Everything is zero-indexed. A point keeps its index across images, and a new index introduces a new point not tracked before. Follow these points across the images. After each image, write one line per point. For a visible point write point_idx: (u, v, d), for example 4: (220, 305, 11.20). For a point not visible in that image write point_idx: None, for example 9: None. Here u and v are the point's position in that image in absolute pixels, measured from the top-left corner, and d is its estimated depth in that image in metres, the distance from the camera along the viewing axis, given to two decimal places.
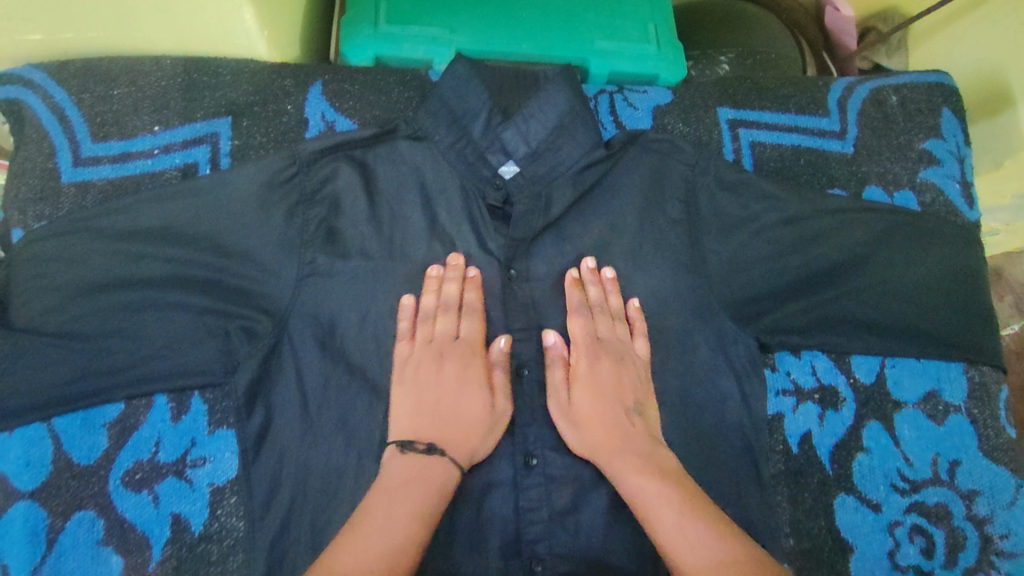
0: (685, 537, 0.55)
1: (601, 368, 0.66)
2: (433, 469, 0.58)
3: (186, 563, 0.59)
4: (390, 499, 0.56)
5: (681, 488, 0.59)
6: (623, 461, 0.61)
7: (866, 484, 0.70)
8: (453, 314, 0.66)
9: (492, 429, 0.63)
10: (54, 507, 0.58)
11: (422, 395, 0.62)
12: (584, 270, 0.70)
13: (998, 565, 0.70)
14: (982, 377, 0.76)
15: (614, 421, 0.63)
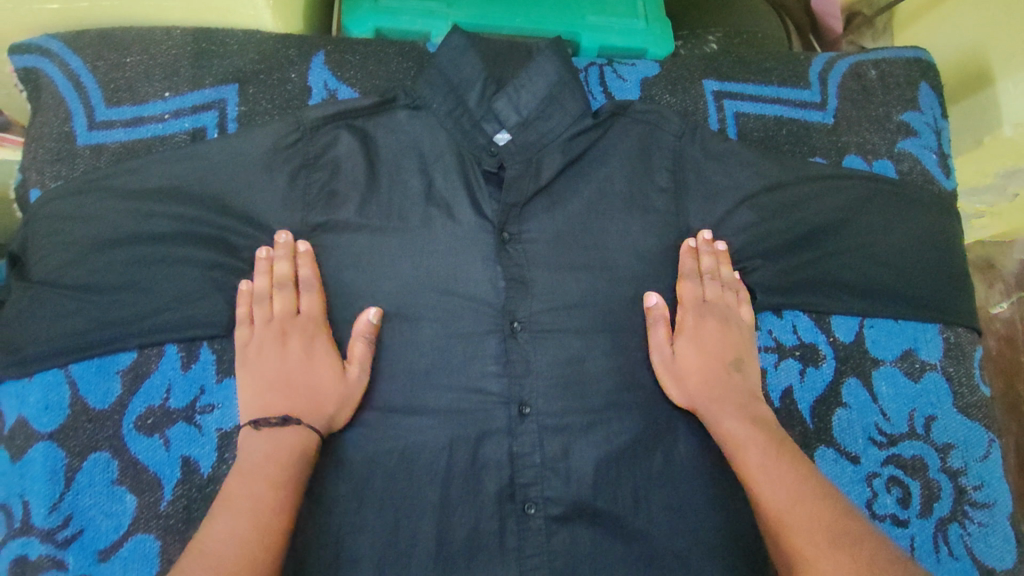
0: (770, 474, 0.61)
1: (705, 329, 0.72)
2: (292, 438, 0.60)
3: (195, 503, 0.62)
4: (247, 476, 0.58)
5: (772, 441, 0.65)
6: (722, 408, 0.67)
7: (845, 437, 0.73)
8: (291, 291, 0.66)
9: (347, 399, 0.64)
10: (70, 448, 0.62)
11: (267, 374, 0.64)
12: (700, 239, 0.74)
13: (972, 515, 0.73)
14: (958, 337, 0.79)
15: (716, 374, 0.70)
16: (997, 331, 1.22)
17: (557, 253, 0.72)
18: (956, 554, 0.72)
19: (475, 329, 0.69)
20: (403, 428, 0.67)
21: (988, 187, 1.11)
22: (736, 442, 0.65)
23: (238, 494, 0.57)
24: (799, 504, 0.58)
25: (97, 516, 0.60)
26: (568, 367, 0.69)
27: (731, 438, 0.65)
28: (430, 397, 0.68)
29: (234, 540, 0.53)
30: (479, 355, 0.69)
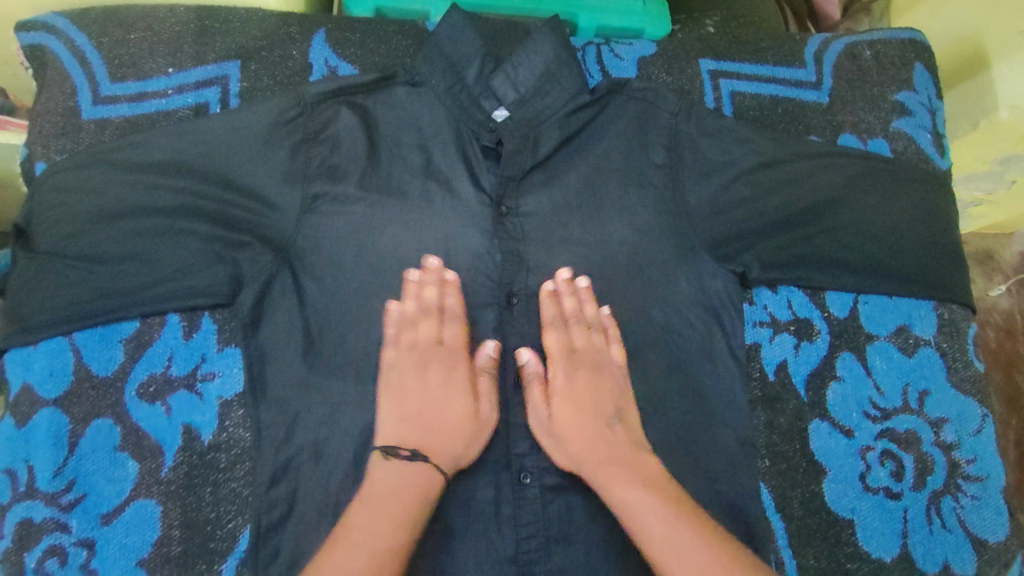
0: (677, 555, 0.56)
1: (575, 383, 0.67)
2: (417, 476, 0.60)
3: (196, 470, 0.63)
4: (375, 511, 0.57)
5: (666, 496, 0.60)
6: (609, 473, 0.62)
7: (839, 410, 0.74)
8: (436, 319, 0.67)
9: (478, 436, 0.65)
10: (74, 414, 0.63)
11: (406, 402, 0.64)
12: (558, 279, 0.70)
13: (965, 488, 0.73)
14: (952, 314, 0.79)
15: (597, 432, 0.65)
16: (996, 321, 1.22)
17: (552, 228, 0.73)
18: (950, 526, 0.72)
19: (473, 303, 0.71)
20: None
21: (985, 174, 1.13)
22: (629, 507, 0.60)
23: (359, 525, 0.56)
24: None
25: (100, 481, 0.61)
26: None
27: (621, 503, 0.61)
28: None
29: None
30: (477, 326, 0.71)
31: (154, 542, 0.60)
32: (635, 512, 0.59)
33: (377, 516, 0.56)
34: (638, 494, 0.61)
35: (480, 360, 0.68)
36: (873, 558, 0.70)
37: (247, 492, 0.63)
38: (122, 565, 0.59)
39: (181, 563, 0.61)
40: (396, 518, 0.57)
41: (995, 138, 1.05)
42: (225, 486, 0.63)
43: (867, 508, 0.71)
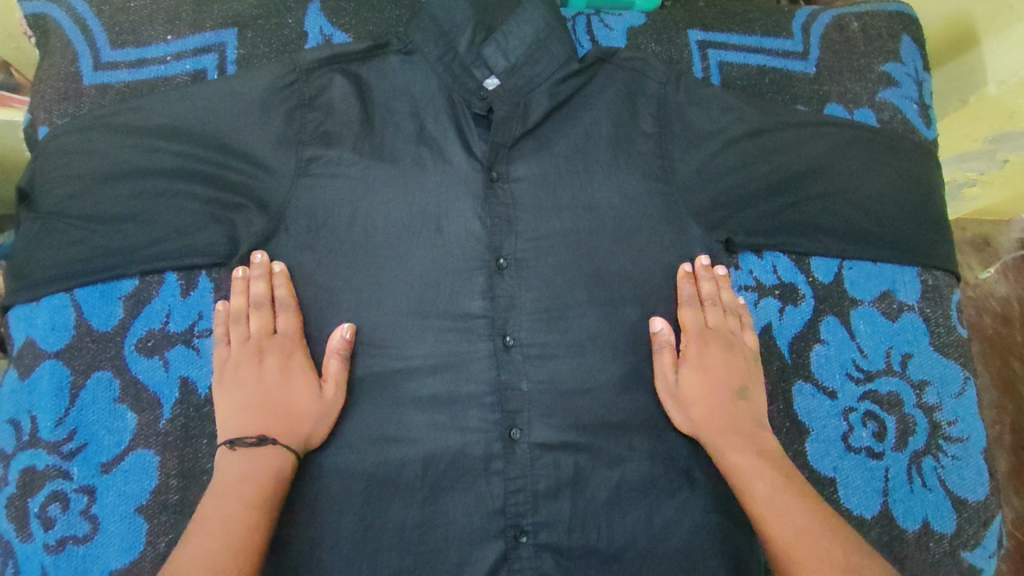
0: (777, 506, 0.62)
1: (708, 356, 0.72)
2: (267, 457, 0.61)
3: (192, 422, 0.65)
4: (225, 495, 0.59)
5: (778, 470, 0.66)
6: (728, 439, 0.67)
7: (822, 372, 0.75)
8: (265, 309, 0.67)
9: (324, 418, 0.65)
10: (75, 366, 0.65)
11: (244, 392, 0.64)
12: (698, 264, 0.75)
13: (946, 449, 0.75)
14: (936, 280, 0.81)
15: (722, 402, 0.69)
16: (992, 308, 1.25)
17: (541, 193, 0.74)
18: (930, 485, 0.74)
19: (463, 266, 0.71)
20: (393, 359, 0.69)
21: (977, 153, 1.12)
22: (741, 472, 0.65)
23: (216, 509, 0.58)
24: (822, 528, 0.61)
25: (101, 431, 0.63)
26: (552, 302, 0.72)
27: (735, 469, 0.66)
28: (418, 326, 0.70)
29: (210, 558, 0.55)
30: (466, 290, 0.71)
31: (153, 489, 0.62)
32: (749, 475, 0.65)
33: (223, 498, 0.58)
34: (756, 462, 0.66)
35: (333, 343, 0.68)
36: (854, 515, 0.72)
37: None
38: (122, 511, 0.61)
39: (178, 511, 0.62)
40: (247, 498, 0.58)
41: (986, 114, 1.06)
42: (220, 438, 0.65)
43: (848, 467, 0.73)
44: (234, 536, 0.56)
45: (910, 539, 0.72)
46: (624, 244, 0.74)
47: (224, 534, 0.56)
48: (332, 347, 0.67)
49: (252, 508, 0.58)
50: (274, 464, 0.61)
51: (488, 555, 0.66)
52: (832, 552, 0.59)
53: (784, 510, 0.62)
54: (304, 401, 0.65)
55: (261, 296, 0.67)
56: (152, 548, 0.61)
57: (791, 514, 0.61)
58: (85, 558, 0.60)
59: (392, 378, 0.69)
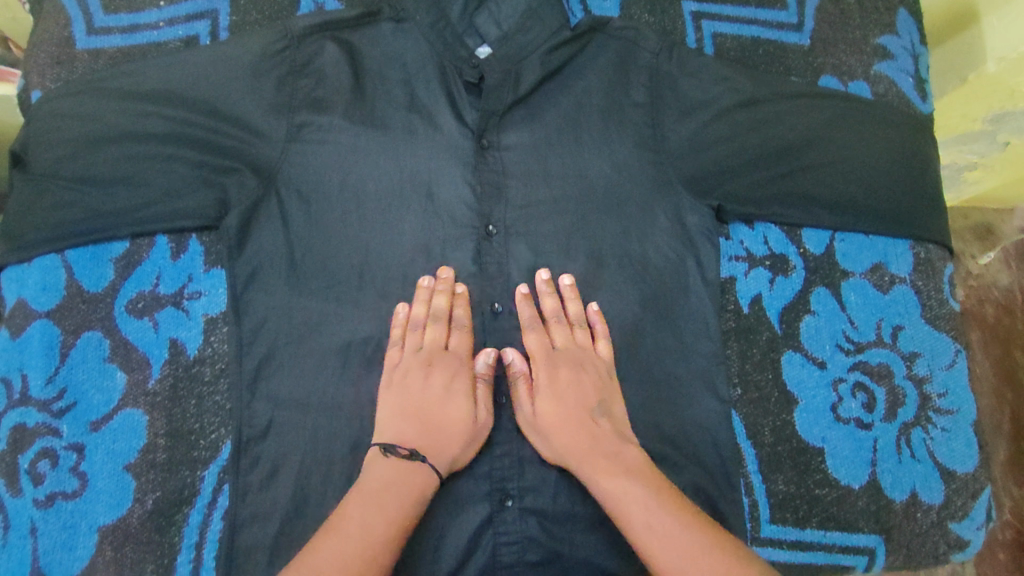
0: (653, 529, 0.58)
1: (559, 380, 0.68)
2: (415, 475, 0.62)
3: (181, 382, 0.65)
4: (368, 503, 0.59)
5: (645, 484, 0.62)
6: (591, 463, 0.63)
7: (812, 343, 0.75)
8: (443, 323, 0.68)
9: (469, 440, 0.65)
10: (66, 326, 0.65)
11: (405, 404, 0.65)
12: (538, 280, 0.71)
13: (935, 420, 0.75)
14: (928, 254, 0.80)
15: (582, 425, 0.66)
16: (994, 297, 1.25)
17: (532, 162, 0.74)
18: (919, 456, 0.73)
19: (453, 234, 0.72)
20: (381, 324, 0.69)
21: (980, 135, 1.10)
22: (613, 498, 0.62)
23: (354, 516, 0.59)
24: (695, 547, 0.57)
25: (90, 390, 0.64)
26: (540, 270, 0.72)
27: (608, 496, 0.62)
28: (407, 291, 0.70)
29: (343, 564, 0.55)
30: (455, 258, 0.72)
31: (141, 448, 0.63)
32: (620, 501, 0.61)
33: (369, 506, 0.59)
34: (621, 483, 0.62)
35: (480, 367, 0.68)
36: (842, 485, 0.72)
37: (229, 405, 0.65)
38: (111, 469, 0.62)
39: (166, 470, 0.63)
40: (390, 513, 0.59)
41: (986, 93, 1.05)
42: (208, 399, 0.65)
43: (837, 437, 0.73)
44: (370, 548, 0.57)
45: (897, 509, 0.72)
46: (613, 213, 0.74)
47: (357, 546, 0.57)
48: (479, 368, 0.68)
49: (391, 524, 0.59)
50: (419, 482, 0.62)
51: (474, 518, 0.66)
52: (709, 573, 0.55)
53: (655, 537, 0.58)
54: (467, 423, 0.65)
55: (442, 309, 0.68)
56: (140, 505, 0.62)
57: (661, 539, 0.58)
58: (73, 514, 0.60)
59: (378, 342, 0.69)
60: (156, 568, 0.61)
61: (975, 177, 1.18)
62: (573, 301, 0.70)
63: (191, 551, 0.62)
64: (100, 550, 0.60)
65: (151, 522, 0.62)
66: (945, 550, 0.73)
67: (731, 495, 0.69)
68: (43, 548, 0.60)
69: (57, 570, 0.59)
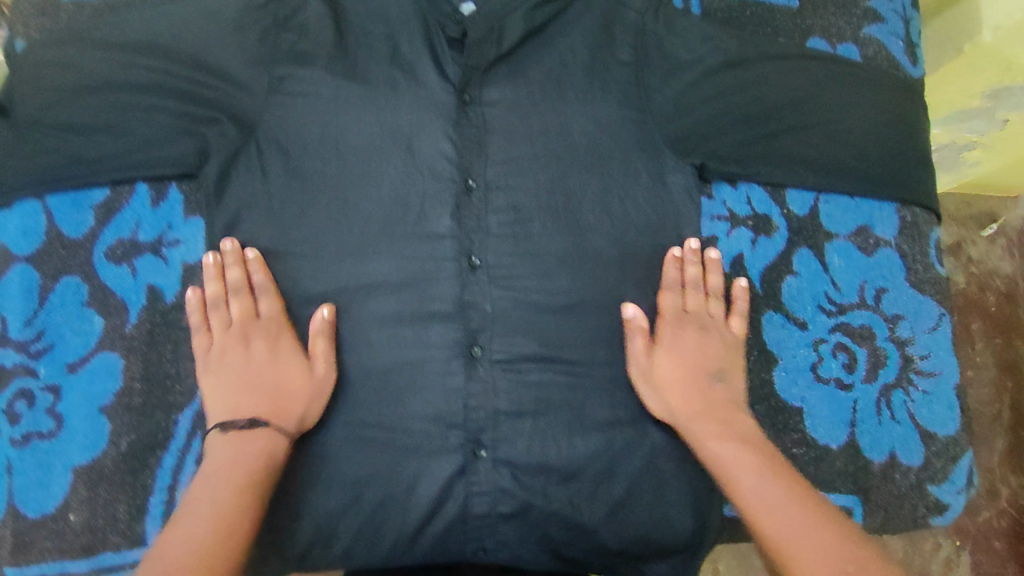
0: (765, 494, 0.60)
1: (680, 340, 0.71)
2: (258, 441, 0.61)
3: (158, 328, 0.66)
4: (216, 481, 0.58)
5: (763, 456, 0.63)
6: (705, 426, 0.66)
7: (793, 303, 0.75)
8: (246, 294, 0.67)
9: (312, 400, 0.65)
10: (45, 271, 0.66)
11: (240, 377, 0.64)
12: (687, 247, 0.73)
13: (917, 382, 0.74)
14: (914, 217, 0.80)
15: (698, 386, 0.69)
16: (995, 286, 1.30)
17: (514, 118, 0.74)
18: (899, 418, 0.73)
19: (433, 188, 0.72)
20: (357, 276, 0.69)
21: (977, 112, 1.12)
22: (722, 463, 0.63)
23: (202, 495, 0.57)
24: (805, 515, 0.58)
25: (68, 334, 0.64)
26: (518, 226, 0.72)
27: (717, 460, 0.64)
28: (384, 244, 0.70)
29: (193, 545, 0.54)
30: (434, 212, 0.71)
31: (116, 391, 0.63)
32: (728, 464, 0.63)
33: (213, 483, 0.58)
34: (739, 453, 0.64)
35: (317, 324, 0.67)
36: (820, 445, 0.71)
37: (205, 351, 0.66)
38: (86, 411, 0.62)
39: (141, 413, 0.63)
40: (235, 482, 0.58)
41: (983, 65, 1.04)
42: (185, 345, 0.66)
43: (816, 397, 0.72)
44: (220, 520, 0.55)
45: (875, 470, 0.71)
46: (595, 172, 0.74)
47: (214, 521, 0.55)
48: (313, 327, 0.67)
49: (238, 492, 0.58)
50: (263, 448, 0.61)
51: (446, 469, 0.66)
52: (818, 537, 0.56)
53: (762, 500, 0.59)
54: (297, 385, 0.65)
55: (257, 280, 0.66)
56: (114, 447, 0.62)
57: (768, 502, 0.59)
58: (48, 454, 0.61)
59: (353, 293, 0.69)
60: (128, 509, 0.61)
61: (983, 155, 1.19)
62: (715, 271, 0.73)
63: (164, 493, 0.62)
64: (75, 489, 0.61)
65: (124, 464, 0.62)
66: (923, 513, 0.72)
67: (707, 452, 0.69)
68: (18, 484, 0.60)
69: (32, 507, 0.60)
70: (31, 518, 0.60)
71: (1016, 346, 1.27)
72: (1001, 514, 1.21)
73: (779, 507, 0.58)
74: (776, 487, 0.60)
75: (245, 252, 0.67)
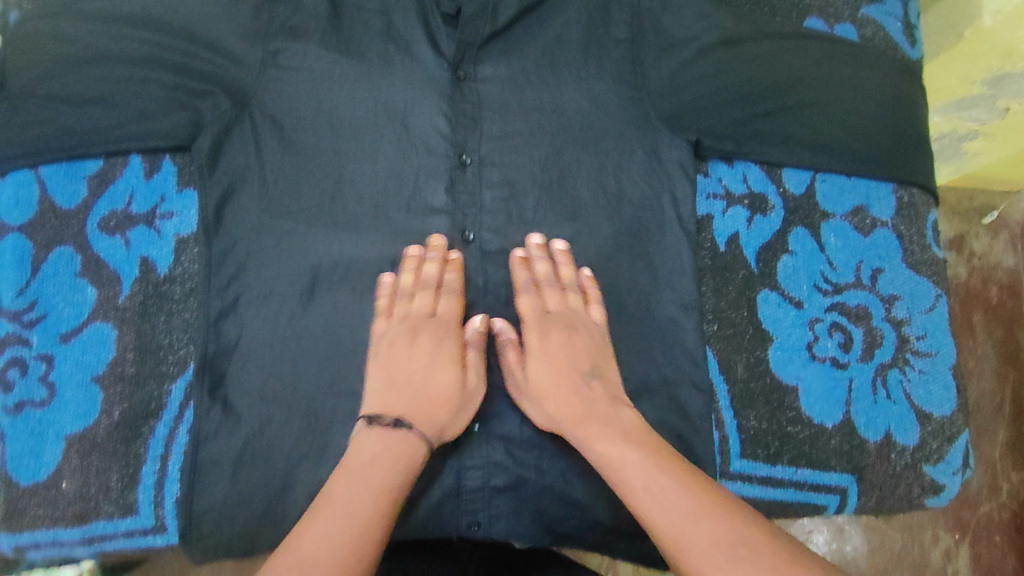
0: (655, 490, 0.56)
1: (542, 348, 0.66)
2: (403, 443, 0.60)
3: (151, 299, 0.66)
4: (355, 479, 0.57)
5: (644, 446, 0.60)
6: (588, 428, 0.62)
7: (789, 282, 0.74)
8: (431, 292, 0.67)
9: (461, 411, 0.64)
10: (38, 241, 0.65)
11: (392, 374, 0.64)
12: (529, 244, 0.70)
13: (913, 363, 0.74)
14: (911, 198, 0.79)
15: (575, 389, 0.64)
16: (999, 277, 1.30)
17: (508, 94, 0.74)
18: (895, 398, 0.72)
19: (427, 164, 0.71)
20: (350, 250, 0.69)
21: (977, 101, 1.11)
22: (610, 463, 0.59)
23: (343, 494, 0.56)
24: (696, 505, 0.54)
25: (61, 303, 0.64)
26: (512, 202, 0.72)
27: (605, 461, 0.60)
28: (378, 219, 0.70)
29: (334, 544, 0.52)
30: (428, 188, 0.71)
31: (109, 361, 0.63)
32: (613, 464, 0.59)
33: (358, 480, 0.57)
34: (620, 447, 0.60)
35: (469, 333, 0.67)
36: (814, 424, 0.71)
37: (197, 322, 0.66)
38: (78, 380, 0.62)
39: (134, 383, 0.64)
40: (375, 486, 0.57)
41: (983, 51, 1.03)
42: (177, 316, 0.66)
43: (811, 376, 0.72)
44: (362, 522, 0.54)
45: (871, 450, 0.71)
46: (590, 148, 0.74)
47: (350, 522, 0.54)
48: (464, 333, 0.67)
49: (379, 497, 0.57)
50: (407, 452, 0.60)
51: (439, 442, 0.66)
52: (704, 526, 0.53)
53: (652, 497, 0.56)
54: (454, 394, 0.64)
55: (443, 280, 0.67)
56: (107, 417, 0.62)
57: (655, 497, 0.56)
58: (41, 422, 0.61)
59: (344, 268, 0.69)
60: (121, 478, 0.62)
61: (983, 147, 1.19)
62: (566, 264, 0.69)
63: (156, 463, 0.62)
64: (67, 457, 0.61)
65: (117, 433, 0.62)
66: (919, 494, 0.72)
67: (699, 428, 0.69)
68: (11, 453, 0.60)
69: (24, 475, 0.60)
70: (24, 486, 0.60)
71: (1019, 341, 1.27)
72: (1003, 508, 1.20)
73: (666, 502, 0.55)
74: (664, 479, 0.57)
75: (449, 254, 0.69)
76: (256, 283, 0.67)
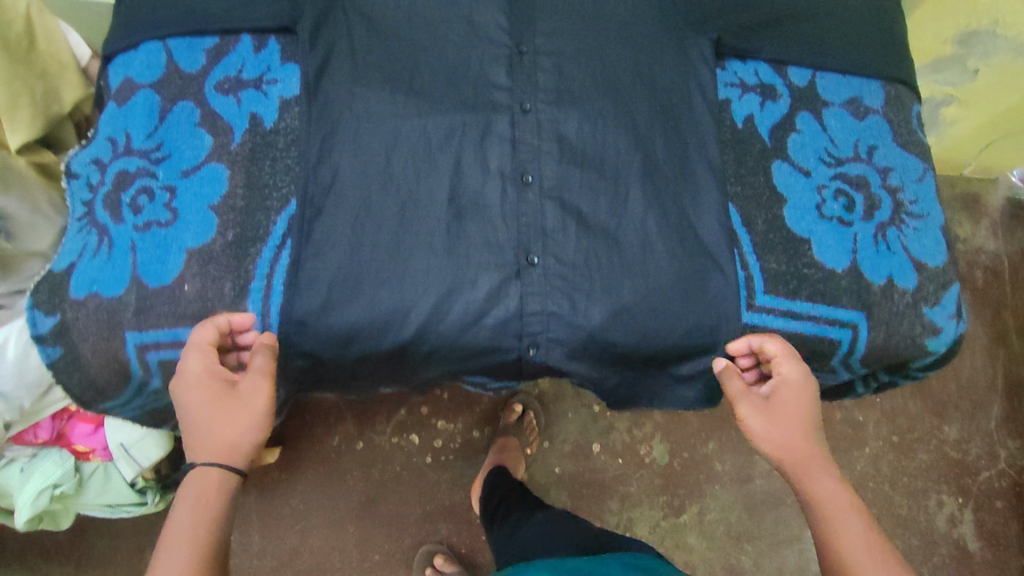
0: (860, 550, 0.65)
1: (781, 395, 0.75)
2: (214, 477, 0.65)
3: (259, 147, 0.77)
4: (185, 511, 0.63)
5: (854, 506, 0.69)
6: (827, 480, 0.70)
7: (798, 155, 0.87)
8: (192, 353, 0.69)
9: (256, 420, 0.68)
10: (164, 96, 0.78)
11: (191, 433, 0.66)
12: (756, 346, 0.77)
13: (908, 222, 0.86)
14: (898, 93, 0.92)
15: (797, 429, 0.73)
16: (981, 263, 1.64)
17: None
18: (893, 249, 0.85)
19: (488, 54, 0.81)
20: (421, 117, 0.78)
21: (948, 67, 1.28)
22: (824, 505, 0.69)
23: (178, 521, 0.62)
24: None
25: (182, 147, 0.76)
26: (563, 84, 0.81)
27: (822, 505, 0.69)
28: (446, 95, 0.79)
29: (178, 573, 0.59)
30: (490, 73, 0.81)
31: (222, 195, 0.75)
32: (819, 506, 0.69)
33: (185, 530, 0.61)
34: (836, 499, 0.69)
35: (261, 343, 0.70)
36: (826, 268, 0.82)
37: (297, 166, 0.76)
38: (197, 208, 0.74)
39: (244, 214, 0.75)
40: (205, 514, 0.63)
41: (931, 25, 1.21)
42: (280, 162, 0.77)
43: (822, 230, 0.83)
44: (199, 550, 0.61)
45: (877, 290, 0.83)
46: (631, 44, 0.83)
47: (190, 553, 0.60)
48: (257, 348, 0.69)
49: (205, 521, 0.63)
50: (219, 482, 0.65)
51: (501, 271, 0.76)
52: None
53: (849, 554, 0.65)
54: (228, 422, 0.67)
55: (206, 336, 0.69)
56: (221, 238, 0.74)
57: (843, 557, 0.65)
58: (166, 238, 0.73)
59: (418, 133, 0.77)
60: (234, 286, 0.73)
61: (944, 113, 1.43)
62: (771, 344, 0.76)
63: (263, 281, 0.73)
64: (188, 266, 0.73)
65: (230, 250, 0.74)
66: (919, 332, 0.84)
67: (728, 266, 0.79)
68: (140, 260, 0.73)
69: (152, 278, 0.72)
70: (151, 287, 0.72)
71: (1005, 319, 1.62)
72: (1003, 475, 1.55)
73: (856, 544, 0.65)
74: (863, 539, 0.66)
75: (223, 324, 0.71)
76: (330, 137, 0.76)
